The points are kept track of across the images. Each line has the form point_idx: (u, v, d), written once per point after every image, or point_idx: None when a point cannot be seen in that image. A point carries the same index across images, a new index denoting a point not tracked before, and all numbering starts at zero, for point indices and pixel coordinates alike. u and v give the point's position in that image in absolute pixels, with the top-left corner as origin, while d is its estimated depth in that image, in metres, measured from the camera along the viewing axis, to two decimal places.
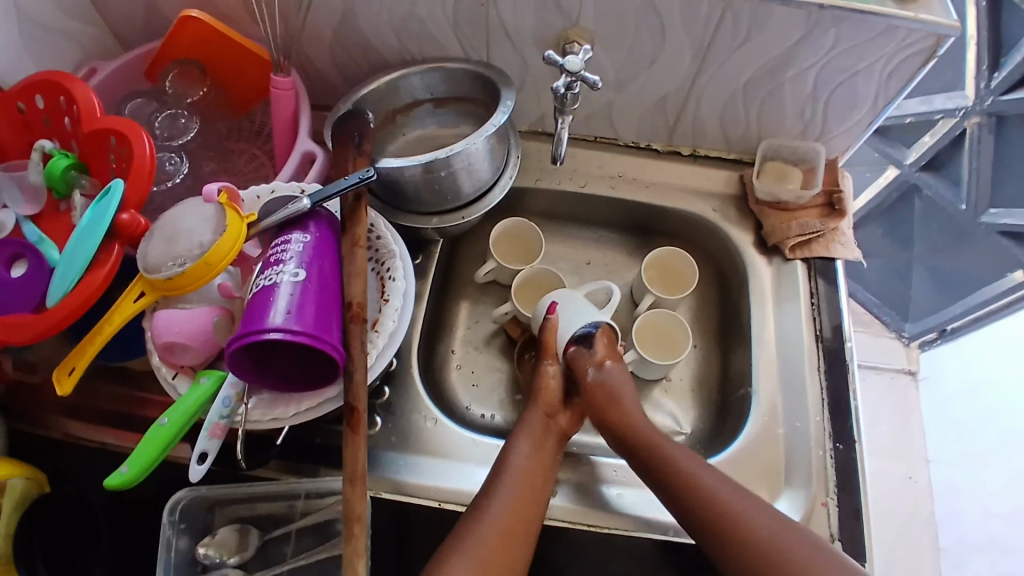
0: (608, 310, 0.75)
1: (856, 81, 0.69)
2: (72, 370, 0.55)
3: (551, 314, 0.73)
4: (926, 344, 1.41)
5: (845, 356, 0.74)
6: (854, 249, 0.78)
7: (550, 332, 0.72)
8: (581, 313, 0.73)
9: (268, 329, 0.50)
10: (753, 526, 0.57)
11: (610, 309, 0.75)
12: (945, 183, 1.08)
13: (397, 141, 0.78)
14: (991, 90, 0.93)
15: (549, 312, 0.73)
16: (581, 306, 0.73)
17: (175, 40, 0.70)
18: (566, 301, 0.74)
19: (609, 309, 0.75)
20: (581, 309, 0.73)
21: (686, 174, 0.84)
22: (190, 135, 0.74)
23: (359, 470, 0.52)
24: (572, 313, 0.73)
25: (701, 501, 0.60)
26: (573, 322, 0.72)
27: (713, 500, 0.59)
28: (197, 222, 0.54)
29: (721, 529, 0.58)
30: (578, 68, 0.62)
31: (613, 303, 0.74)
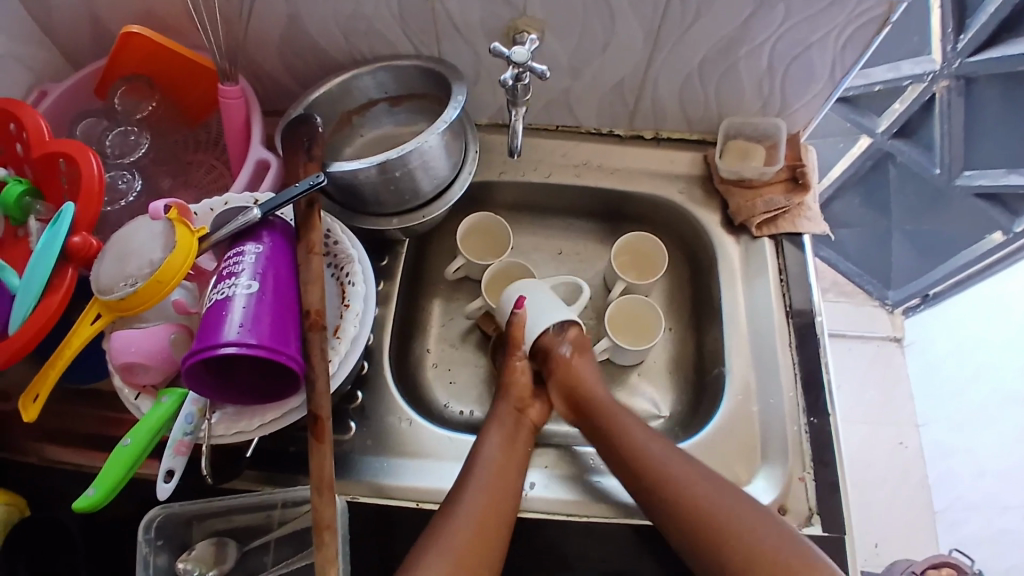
0: (577, 308, 0.75)
1: (810, 53, 0.69)
2: (37, 397, 0.55)
3: (518, 309, 0.72)
4: (910, 309, 1.41)
5: (816, 330, 0.73)
6: (820, 222, 0.78)
7: (518, 327, 0.72)
8: (550, 307, 0.73)
9: (224, 344, 0.50)
10: (715, 513, 0.60)
11: (579, 305, 0.75)
12: (918, 148, 1.07)
13: (355, 143, 0.77)
14: (958, 52, 0.91)
15: (518, 307, 0.72)
16: (549, 300, 0.73)
17: (121, 56, 0.68)
18: (533, 294, 0.73)
19: (577, 305, 0.75)
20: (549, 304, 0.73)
21: (650, 157, 0.83)
22: (141, 152, 0.73)
23: (326, 478, 0.52)
24: (540, 308, 0.72)
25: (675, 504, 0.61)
26: (542, 316, 0.72)
27: (675, 487, 0.62)
28: (147, 239, 0.54)
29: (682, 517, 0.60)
30: (524, 58, 0.61)
31: (582, 300, 0.75)
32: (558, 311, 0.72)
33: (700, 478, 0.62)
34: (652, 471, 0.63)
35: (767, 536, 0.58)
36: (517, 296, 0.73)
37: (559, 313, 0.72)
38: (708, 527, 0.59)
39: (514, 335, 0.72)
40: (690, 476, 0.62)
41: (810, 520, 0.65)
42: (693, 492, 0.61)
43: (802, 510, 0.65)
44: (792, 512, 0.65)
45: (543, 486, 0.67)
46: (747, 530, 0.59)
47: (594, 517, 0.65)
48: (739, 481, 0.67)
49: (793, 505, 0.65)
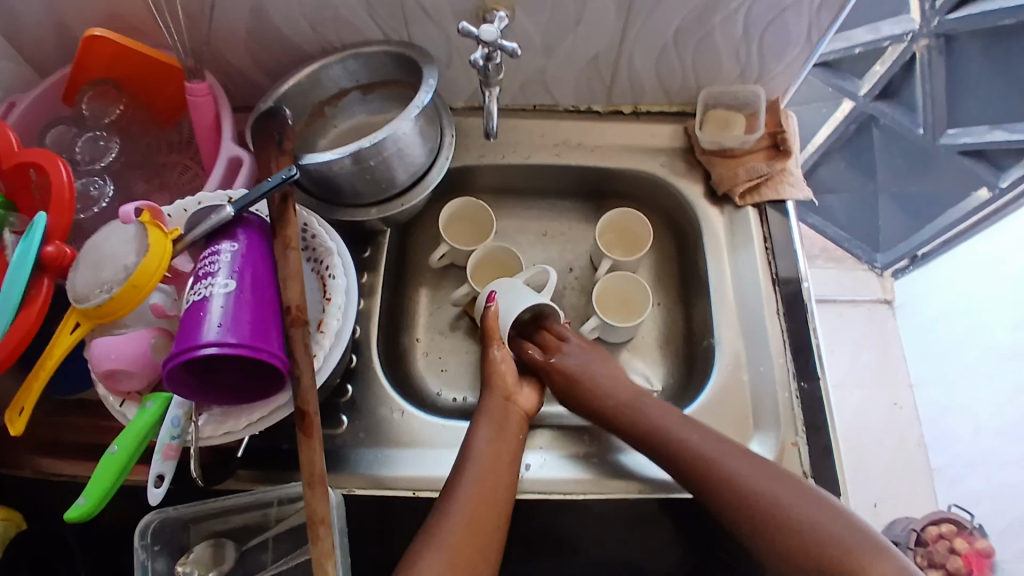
0: (548, 292, 0.74)
1: (786, 17, 0.68)
2: (23, 410, 0.54)
3: (490, 302, 0.72)
4: (899, 271, 1.41)
5: (803, 298, 0.73)
6: (803, 188, 0.77)
7: (492, 319, 0.72)
8: (519, 294, 0.73)
9: (204, 345, 0.49)
10: (746, 485, 0.59)
11: (550, 290, 0.75)
12: (903, 110, 1.05)
13: (329, 134, 0.76)
14: (937, 10, 0.92)
15: (489, 300, 0.73)
16: (519, 288, 0.73)
17: (86, 61, 0.67)
18: (503, 287, 0.73)
19: (550, 289, 0.75)
20: (520, 293, 0.73)
21: (629, 132, 0.82)
22: (111, 156, 0.71)
23: (318, 472, 0.52)
24: (510, 297, 0.72)
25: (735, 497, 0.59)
26: (512, 305, 0.72)
27: (697, 466, 0.61)
28: (119, 244, 0.53)
29: (718, 492, 0.60)
30: (494, 37, 0.60)
31: (552, 284, 0.74)
32: (528, 298, 0.72)
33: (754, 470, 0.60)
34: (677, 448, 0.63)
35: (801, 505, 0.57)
36: (489, 290, 0.73)
37: (528, 299, 0.72)
38: (736, 496, 0.59)
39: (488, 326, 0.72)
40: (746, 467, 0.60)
41: None
42: (732, 469, 0.60)
43: (797, 475, 0.66)
44: None
45: (541, 467, 0.67)
46: (777, 497, 0.58)
47: (590, 495, 0.65)
48: None
49: (787, 471, 0.66)
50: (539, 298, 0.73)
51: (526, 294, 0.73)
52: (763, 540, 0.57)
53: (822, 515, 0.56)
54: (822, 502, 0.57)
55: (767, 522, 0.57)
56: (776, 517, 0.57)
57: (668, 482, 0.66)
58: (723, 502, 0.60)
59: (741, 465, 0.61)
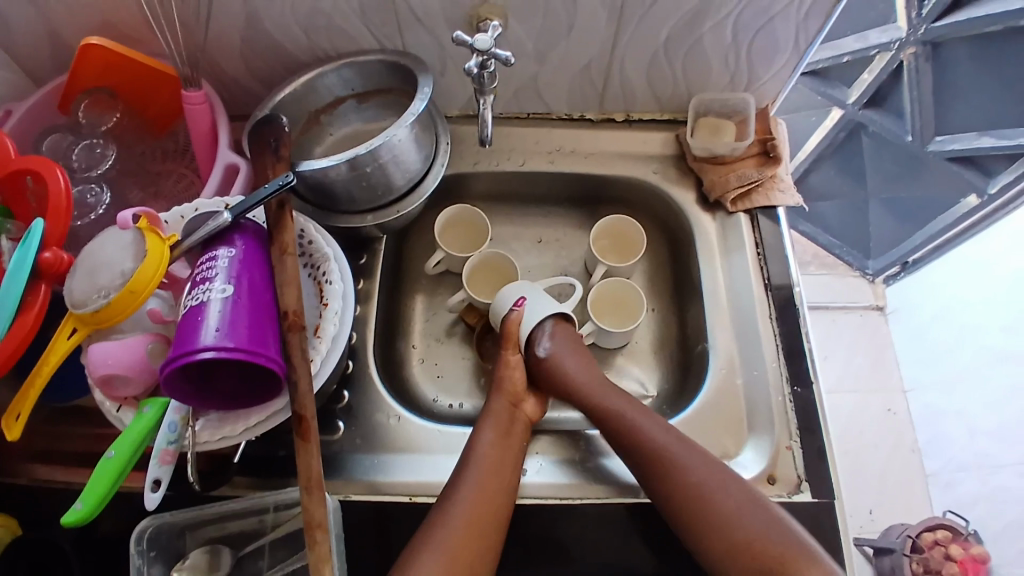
0: (571, 303, 0.76)
1: (774, 24, 0.69)
2: (19, 416, 0.54)
3: (517, 306, 0.73)
4: (891, 277, 1.41)
5: (795, 302, 0.74)
6: (794, 194, 0.78)
7: (513, 324, 0.73)
8: (545, 302, 0.74)
9: (201, 349, 0.50)
10: (700, 489, 0.61)
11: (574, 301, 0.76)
12: (890, 116, 1.08)
13: (325, 142, 0.76)
14: (923, 18, 0.93)
15: (516, 305, 0.73)
16: (545, 297, 0.74)
17: (81, 71, 0.67)
18: (529, 293, 0.74)
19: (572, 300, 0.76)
20: (545, 301, 0.74)
21: (622, 139, 0.83)
22: (108, 164, 0.72)
23: (314, 476, 0.52)
24: (536, 304, 0.73)
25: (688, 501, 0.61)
26: (537, 313, 0.73)
27: (661, 468, 0.63)
28: (117, 250, 0.53)
29: (677, 499, 0.61)
30: (488, 45, 0.61)
31: (575, 295, 0.76)
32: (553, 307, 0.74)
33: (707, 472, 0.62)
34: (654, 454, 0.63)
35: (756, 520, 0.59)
36: (517, 296, 0.74)
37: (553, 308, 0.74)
38: (700, 505, 0.60)
39: (508, 330, 0.73)
40: (703, 469, 0.62)
41: (800, 488, 0.66)
42: (688, 472, 0.62)
43: (791, 478, 0.66)
44: (781, 480, 0.66)
45: (539, 471, 0.68)
46: (731, 508, 0.60)
47: (587, 499, 0.65)
48: (727, 454, 0.69)
49: (782, 473, 0.66)
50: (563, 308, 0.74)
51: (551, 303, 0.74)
52: (712, 551, 0.59)
53: (771, 531, 0.59)
54: (774, 520, 0.59)
55: (718, 529, 0.59)
56: (725, 528, 0.59)
57: None
58: (680, 510, 0.61)
59: (704, 473, 0.62)
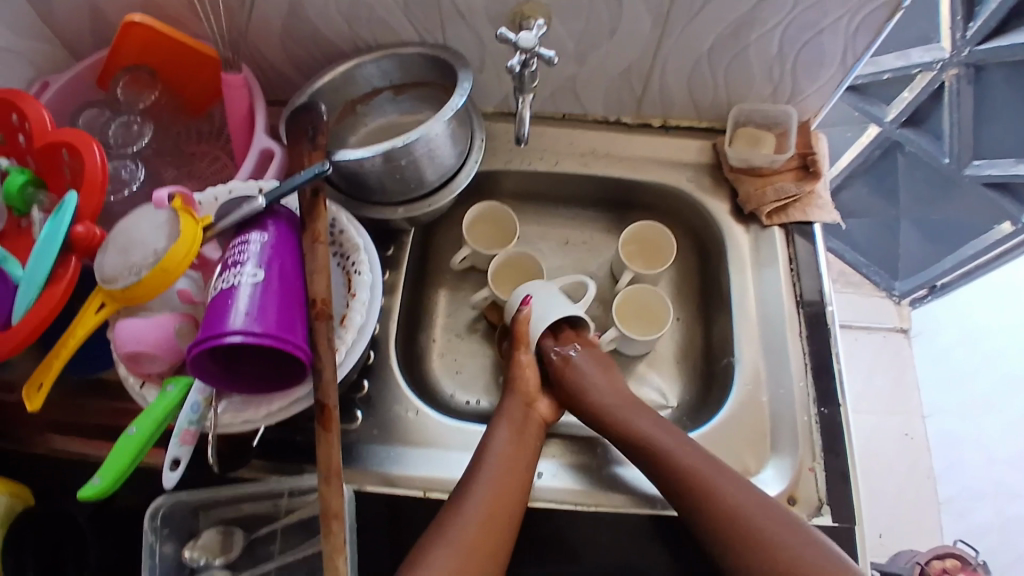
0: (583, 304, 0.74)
1: (822, 37, 0.67)
2: (41, 386, 0.54)
3: (524, 305, 0.72)
4: (917, 301, 1.39)
5: (827, 320, 0.72)
6: (831, 211, 0.77)
7: (522, 324, 0.72)
8: (556, 302, 0.72)
9: (230, 332, 0.49)
10: (736, 506, 0.59)
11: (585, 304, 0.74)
12: (927, 137, 1.05)
13: (360, 132, 0.76)
14: (968, 40, 0.90)
15: (524, 303, 0.72)
16: (557, 297, 0.73)
17: (123, 47, 0.68)
18: (540, 292, 0.73)
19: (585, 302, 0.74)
20: (554, 301, 0.73)
21: (657, 145, 0.82)
22: (144, 142, 0.72)
23: (334, 466, 0.52)
24: (545, 303, 0.72)
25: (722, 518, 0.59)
26: (547, 314, 0.72)
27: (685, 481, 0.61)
28: (151, 229, 0.53)
29: (706, 512, 0.59)
30: (532, 44, 0.61)
31: (589, 296, 0.74)
32: (562, 307, 0.72)
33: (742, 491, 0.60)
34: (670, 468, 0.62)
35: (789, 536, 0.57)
36: (524, 294, 0.73)
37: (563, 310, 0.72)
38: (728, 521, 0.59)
39: (518, 329, 0.72)
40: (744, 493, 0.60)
41: (821, 511, 0.64)
42: (722, 488, 0.60)
43: (813, 500, 0.64)
44: (802, 501, 0.64)
45: (553, 475, 0.67)
46: (764, 523, 0.58)
47: (601, 506, 0.64)
48: (748, 471, 0.67)
49: (803, 494, 0.65)
50: (574, 310, 0.73)
51: (561, 303, 0.73)
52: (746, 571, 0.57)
53: (804, 549, 0.56)
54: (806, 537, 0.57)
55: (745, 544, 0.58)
56: (761, 544, 0.57)
57: None
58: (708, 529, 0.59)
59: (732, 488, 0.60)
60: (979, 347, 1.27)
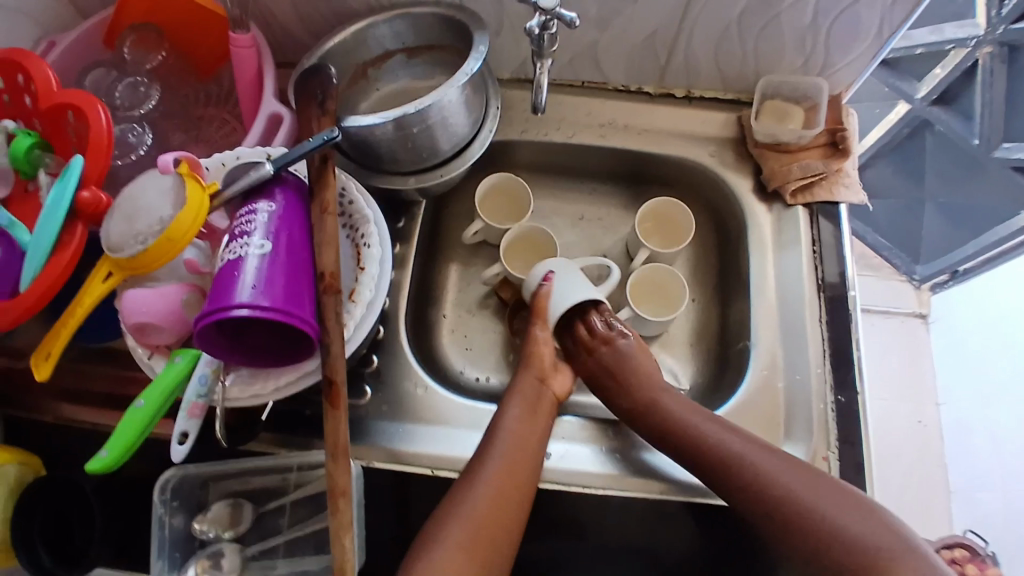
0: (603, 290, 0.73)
1: (858, 7, 0.63)
2: (48, 356, 0.54)
3: (545, 282, 0.71)
4: (937, 285, 1.36)
5: (848, 304, 0.70)
6: (858, 190, 0.74)
7: (542, 301, 0.71)
8: (577, 284, 0.71)
9: (236, 306, 0.48)
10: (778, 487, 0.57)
11: (607, 287, 0.74)
12: (958, 117, 1.00)
13: (371, 97, 0.74)
14: (1003, 18, 0.86)
15: (545, 280, 0.71)
16: (578, 278, 0.72)
17: (128, 3, 0.66)
18: (562, 270, 0.71)
19: (605, 288, 0.73)
20: (577, 283, 0.71)
21: (679, 117, 0.79)
22: (151, 105, 0.70)
23: (341, 444, 0.51)
24: (566, 283, 0.71)
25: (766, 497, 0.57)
26: (568, 295, 0.71)
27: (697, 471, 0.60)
28: (156, 196, 0.52)
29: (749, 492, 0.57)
30: (552, 5, 0.57)
31: (611, 281, 0.73)
32: (584, 291, 0.71)
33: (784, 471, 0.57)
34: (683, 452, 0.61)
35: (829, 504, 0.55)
36: (546, 270, 0.71)
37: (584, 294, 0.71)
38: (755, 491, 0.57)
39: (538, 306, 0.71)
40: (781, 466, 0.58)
41: None
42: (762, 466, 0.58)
43: None
44: None
45: (563, 456, 0.65)
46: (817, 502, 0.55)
47: (610, 489, 0.63)
48: None
49: None
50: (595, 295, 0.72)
51: (584, 285, 0.71)
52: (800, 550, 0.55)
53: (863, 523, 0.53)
54: (862, 507, 0.54)
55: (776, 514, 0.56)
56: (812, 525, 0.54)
57: (694, 483, 0.63)
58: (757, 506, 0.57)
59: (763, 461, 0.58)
60: (995, 326, 1.23)
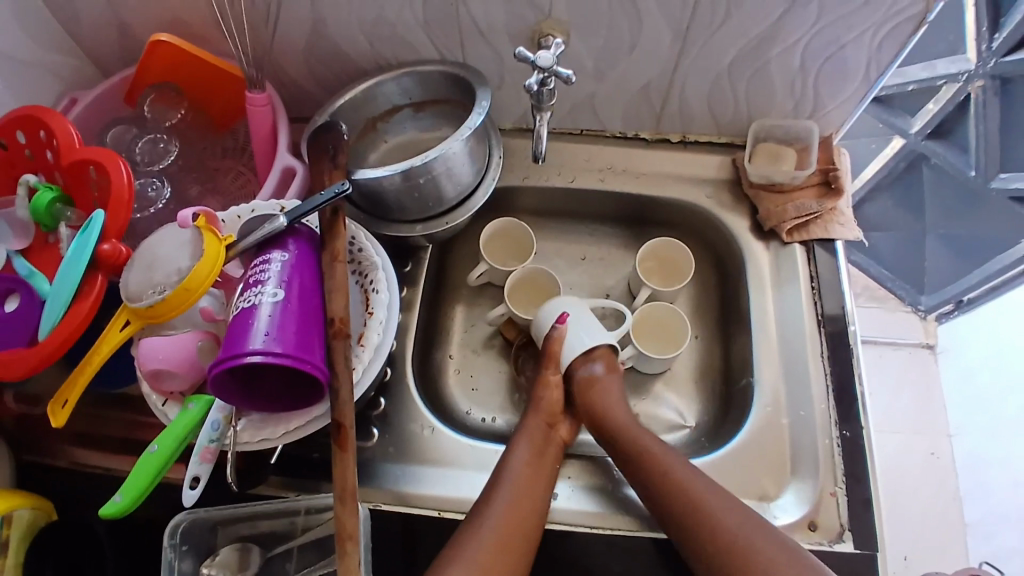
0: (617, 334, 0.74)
1: (845, 52, 0.66)
2: (65, 403, 0.55)
3: (561, 323, 0.72)
4: (943, 316, 1.35)
5: (849, 339, 0.71)
6: (853, 227, 0.75)
7: (555, 343, 0.73)
8: (589, 328, 0.73)
9: (249, 353, 0.50)
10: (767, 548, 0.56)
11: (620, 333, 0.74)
12: (954, 149, 1.02)
13: (379, 149, 0.77)
14: (993, 52, 0.88)
15: (559, 322, 0.73)
16: (590, 322, 0.73)
17: (148, 64, 0.69)
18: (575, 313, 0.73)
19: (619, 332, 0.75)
20: (589, 325, 0.73)
21: (675, 161, 0.81)
22: (170, 160, 0.74)
23: (349, 488, 0.52)
24: (581, 326, 0.73)
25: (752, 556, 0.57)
26: (580, 339, 0.72)
27: (703, 513, 0.60)
28: (175, 247, 0.54)
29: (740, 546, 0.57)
30: (550, 63, 0.61)
31: (624, 327, 0.74)
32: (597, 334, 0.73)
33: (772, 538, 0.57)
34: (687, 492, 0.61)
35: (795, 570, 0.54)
36: (559, 311, 0.73)
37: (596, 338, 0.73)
38: (735, 539, 0.57)
39: (550, 348, 0.73)
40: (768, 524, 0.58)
41: (842, 537, 0.62)
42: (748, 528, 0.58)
43: (834, 527, 0.63)
44: (822, 528, 0.63)
45: (569, 497, 0.66)
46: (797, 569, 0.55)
47: (617, 530, 0.63)
48: (767, 496, 0.65)
49: (824, 521, 0.63)
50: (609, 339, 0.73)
51: (596, 331, 0.73)
52: None
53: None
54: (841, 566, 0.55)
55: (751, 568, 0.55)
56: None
57: None
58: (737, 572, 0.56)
59: (732, 518, 0.58)
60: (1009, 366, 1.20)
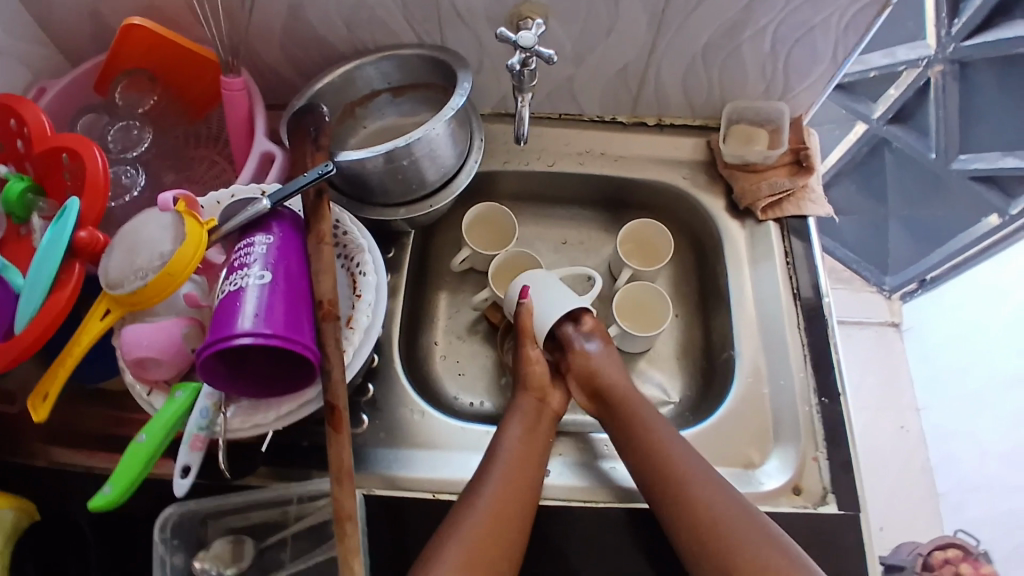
0: (589, 297, 0.74)
1: (813, 36, 0.69)
2: (46, 396, 0.53)
3: (524, 299, 0.72)
4: (907, 294, 1.39)
5: (824, 313, 0.74)
6: (824, 204, 0.78)
7: (526, 317, 0.71)
8: (556, 296, 0.72)
9: (239, 334, 0.49)
10: (728, 531, 0.58)
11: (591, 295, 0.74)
12: (915, 134, 1.06)
13: (359, 134, 0.76)
14: (953, 37, 0.91)
15: (523, 296, 0.72)
16: (558, 292, 0.73)
17: (122, 48, 0.67)
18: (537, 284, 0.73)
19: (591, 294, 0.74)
20: (555, 291, 0.73)
21: (652, 145, 0.83)
22: (145, 147, 0.72)
23: (345, 467, 0.52)
24: (546, 297, 0.72)
25: (704, 528, 0.58)
26: (547, 305, 0.72)
27: (678, 482, 0.61)
28: (157, 231, 0.53)
29: (693, 518, 0.59)
30: (531, 43, 0.61)
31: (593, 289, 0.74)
32: (566, 299, 0.72)
33: (739, 526, 0.58)
34: (657, 464, 0.62)
35: (766, 553, 0.56)
36: (522, 285, 0.73)
37: (566, 304, 0.72)
38: (700, 517, 0.59)
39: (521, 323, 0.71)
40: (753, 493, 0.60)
41: (825, 500, 0.65)
42: (710, 503, 0.59)
43: (817, 491, 0.65)
44: (806, 492, 0.65)
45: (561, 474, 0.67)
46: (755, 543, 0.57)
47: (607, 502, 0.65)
48: (751, 463, 0.68)
49: (807, 484, 0.66)
50: (580, 302, 0.73)
51: (564, 296, 0.73)
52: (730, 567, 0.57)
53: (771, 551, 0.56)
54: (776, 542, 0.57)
55: (715, 546, 0.58)
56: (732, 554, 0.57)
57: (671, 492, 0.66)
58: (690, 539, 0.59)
59: (704, 493, 0.60)
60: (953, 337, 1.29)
